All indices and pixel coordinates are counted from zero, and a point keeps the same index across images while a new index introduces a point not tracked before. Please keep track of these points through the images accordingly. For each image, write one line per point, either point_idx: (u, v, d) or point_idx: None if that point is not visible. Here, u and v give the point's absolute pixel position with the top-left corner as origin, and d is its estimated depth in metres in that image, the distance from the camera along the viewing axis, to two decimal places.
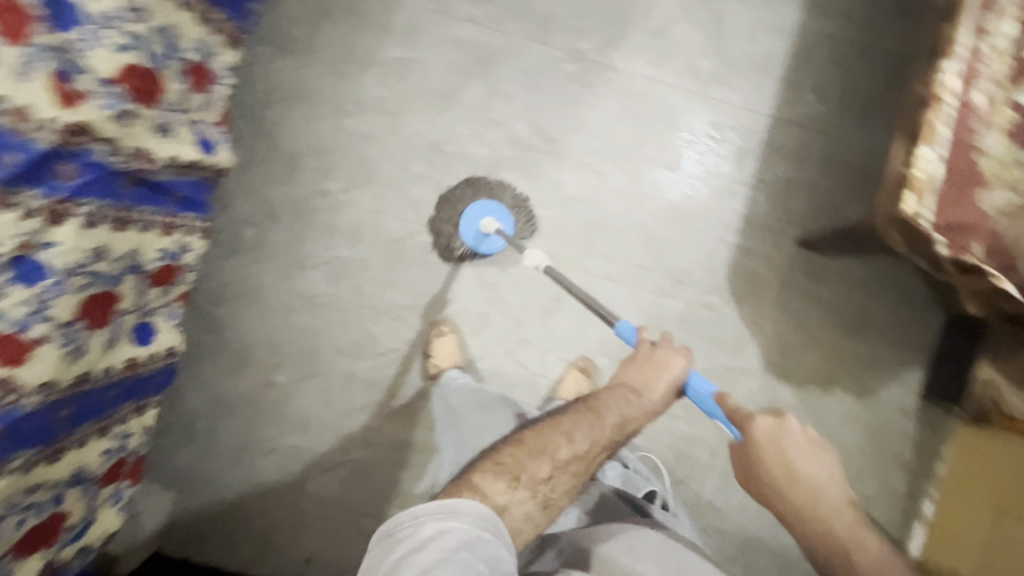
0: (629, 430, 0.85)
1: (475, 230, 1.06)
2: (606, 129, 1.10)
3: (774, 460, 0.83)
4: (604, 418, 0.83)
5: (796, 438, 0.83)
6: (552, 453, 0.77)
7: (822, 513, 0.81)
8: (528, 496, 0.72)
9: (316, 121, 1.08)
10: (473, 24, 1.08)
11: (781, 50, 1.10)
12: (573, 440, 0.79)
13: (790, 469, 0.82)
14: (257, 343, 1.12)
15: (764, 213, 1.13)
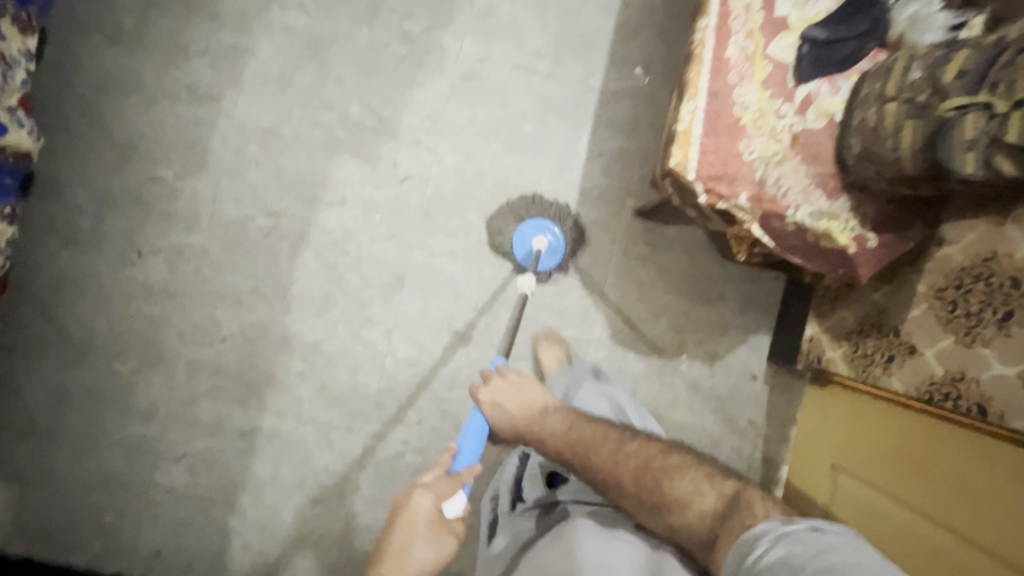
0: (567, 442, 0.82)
1: (525, 250, 1.11)
2: (438, 107, 1.12)
3: (505, 408, 0.88)
4: (542, 422, 0.86)
5: (513, 388, 0.90)
6: (609, 467, 0.77)
7: (681, 500, 0.71)
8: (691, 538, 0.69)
9: (148, 109, 1.09)
10: (301, 11, 1.10)
11: (608, 25, 1.13)
12: (625, 455, 0.77)
13: (518, 428, 0.87)
14: (98, 333, 1.12)
15: (601, 185, 1.15)
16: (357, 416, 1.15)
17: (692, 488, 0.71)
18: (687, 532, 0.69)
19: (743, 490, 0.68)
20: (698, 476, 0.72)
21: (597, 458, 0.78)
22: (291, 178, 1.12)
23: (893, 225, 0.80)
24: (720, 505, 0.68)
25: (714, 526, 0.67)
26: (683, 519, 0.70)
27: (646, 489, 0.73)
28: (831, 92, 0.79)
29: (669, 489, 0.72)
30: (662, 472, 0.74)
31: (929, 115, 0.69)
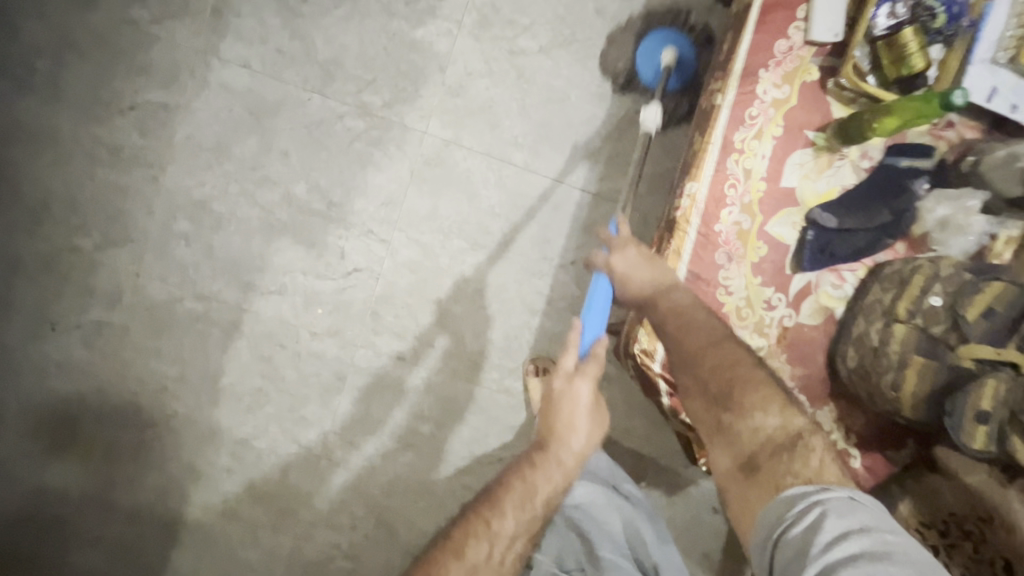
0: (667, 291, 0.65)
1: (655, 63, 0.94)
2: (395, 194, 0.99)
3: (627, 276, 0.68)
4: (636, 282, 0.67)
5: (646, 260, 0.68)
6: (695, 326, 0.62)
7: (744, 410, 0.58)
8: (751, 494, 0.55)
9: (64, 169, 0.96)
10: (244, 69, 0.96)
11: (598, 114, 0.98)
12: (755, 402, 0.59)
13: (646, 296, 0.66)
14: (5, 409, 1.02)
15: (572, 295, 1.02)
16: (286, 516, 1.07)
17: (758, 402, 0.59)
18: (727, 438, 0.59)
19: (810, 435, 0.57)
20: (777, 393, 0.60)
21: (690, 340, 0.62)
22: (225, 260, 1.00)
23: (879, 444, 0.69)
24: (779, 438, 0.57)
25: (763, 454, 0.57)
26: (734, 428, 0.58)
27: (714, 387, 0.60)
28: (835, 284, 0.67)
29: (740, 397, 0.59)
30: (739, 382, 0.60)
31: (942, 356, 0.58)
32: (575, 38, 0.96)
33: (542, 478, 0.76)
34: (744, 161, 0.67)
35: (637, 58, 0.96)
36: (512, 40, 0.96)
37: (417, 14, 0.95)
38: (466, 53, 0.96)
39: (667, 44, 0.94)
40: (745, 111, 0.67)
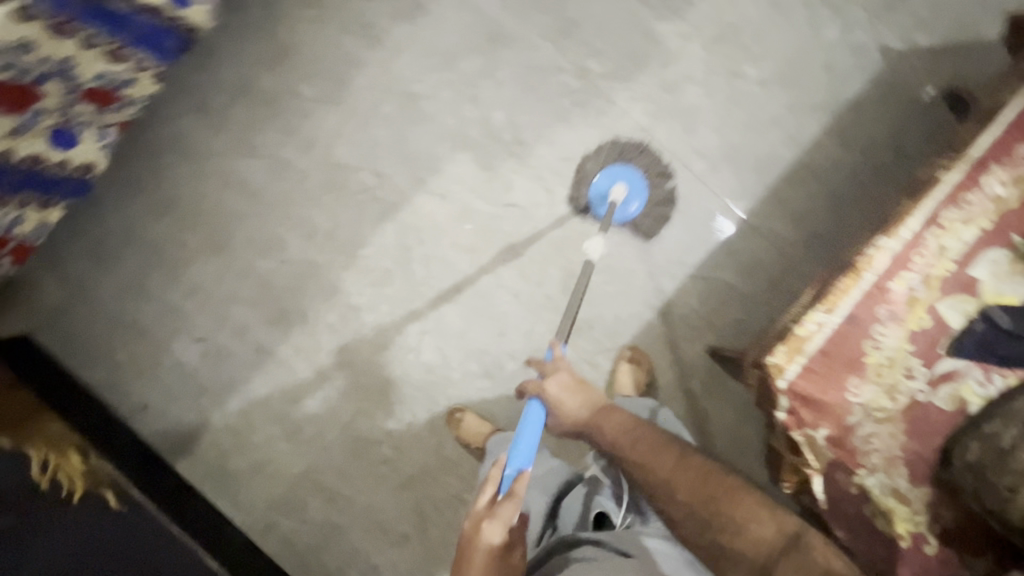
0: (603, 414, 0.81)
1: (605, 189, 1.01)
2: (577, 154, 1.07)
3: (563, 406, 0.82)
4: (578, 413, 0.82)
5: (574, 382, 0.83)
6: (659, 458, 0.72)
7: (737, 523, 0.66)
8: None
9: (319, 26, 1.11)
10: (499, 0, 1.06)
11: (784, 157, 1.03)
12: (740, 505, 0.68)
13: (585, 425, 0.81)
14: (181, 200, 1.16)
15: (690, 307, 1.08)
16: (360, 387, 1.17)
17: (749, 514, 0.67)
18: (732, 558, 0.65)
19: (806, 531, 0.65)
20: (758, 502, 0.68)
21: (659, 464, 0.72)
22: (410, 152, 1.11)
23: (958, 541, 0.70)
24: (779, 541, 0.65)
25: (771, 563, 0.64)
26: (733, 545, 0.65)
27: (695, 505, 0.68)
28: (980, 381, 0.70)
29: (723, 510, 0.67)
30: (719, 489, 0.69)
31: None
32: (797, 84, 1.02)
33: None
34: (942, 238, 0.71)
35: (589, 187, 1.03)
36: (738, 63, 1.02)
37: (665, 9, 1.03)
38: (693, 59, 1.03)
39: (619, 179, 1.01)
40: (963, 195, 0.72)
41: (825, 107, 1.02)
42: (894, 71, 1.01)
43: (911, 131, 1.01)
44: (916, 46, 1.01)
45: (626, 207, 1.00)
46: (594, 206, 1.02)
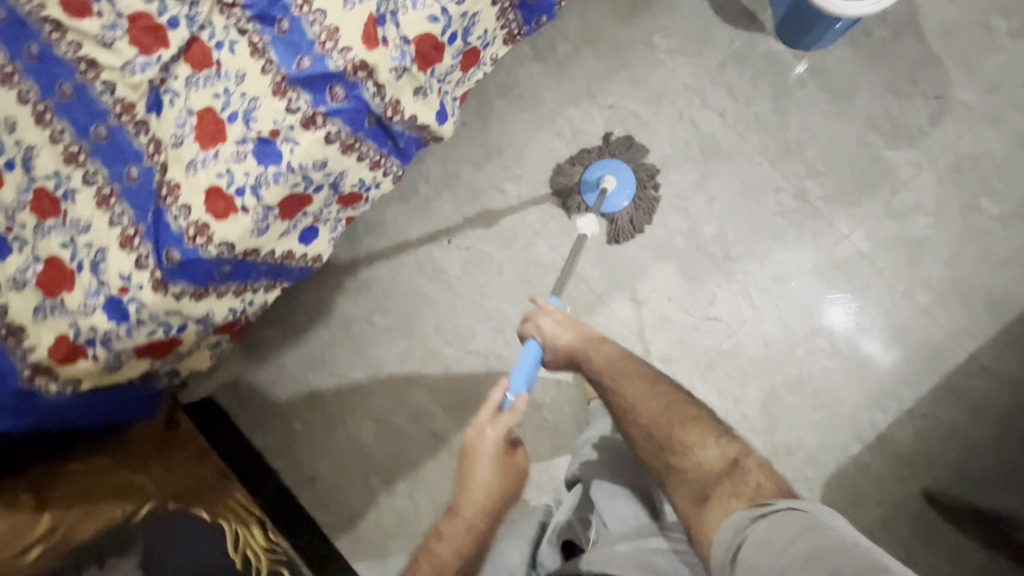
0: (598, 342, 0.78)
1: (595, 177, 1.07)
2: (788, 274, 1.04)
3: (557, 335, 0.79)
4: (566, 339, 0.79)
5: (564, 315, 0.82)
6: (638, 402, 0.71)
7: (684, 448, 0.65)
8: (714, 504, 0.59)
9: (532, 128, 1.13)
10: (718, 117, 1.06)
11: (1021, 298, 0.98)
12: (701, 442, 0.65)
13: (580, 351, 0.78)
14: (377, 282, 1.20)
15: (904, 444, 1.01)
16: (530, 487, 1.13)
17: (698, 440, 0.66)
18: (680, 476, 0.64)
19: (745, 457, 0.63)
20: (710, 429, 0.66)
21: (631, 390, 0.72)
22: (611, 258, 1.09)
23: None
24: (716, 467, 0.62)
25: (713, 485, 0.61)
26: (682, 463, 0.64)
27: (658, 431, 0.68)
28: None
29: (676, 434, 0.66)
30: (678, 417, 0.68)
31: None
32: None
33: (467, 525, 0.75)
34: None
35: (583, 170, 1.09)
36: (974, 196, 0.98)
37: (897, 137, 1.00)
38: (924, 188, 1.00)
39: (610, 171, 1.07)
40: None
41: None
42: None
43: None
44: None
45: (614, 198, 1.06)
46: (583, 192, 1.08)
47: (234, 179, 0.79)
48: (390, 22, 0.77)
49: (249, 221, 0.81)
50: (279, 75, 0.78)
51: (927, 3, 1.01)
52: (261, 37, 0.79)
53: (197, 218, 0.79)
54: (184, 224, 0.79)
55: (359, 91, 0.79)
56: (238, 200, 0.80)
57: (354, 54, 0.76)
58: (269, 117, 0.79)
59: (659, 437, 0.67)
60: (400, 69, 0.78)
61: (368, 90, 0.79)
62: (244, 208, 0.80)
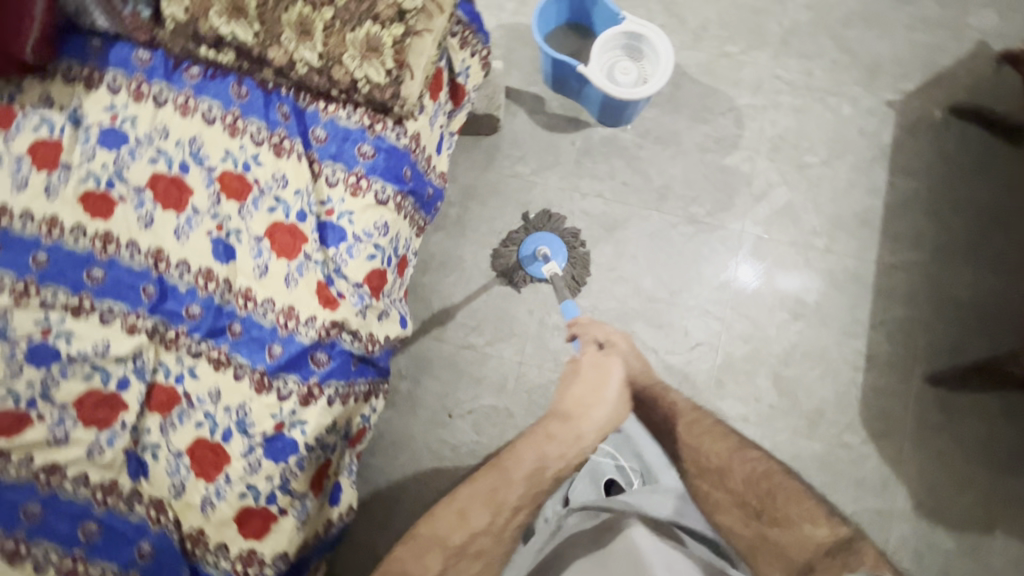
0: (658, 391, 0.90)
1: (531, 251, 1.20)
2: (725, 280, 1.21)
3: (614, 359, 0.95)
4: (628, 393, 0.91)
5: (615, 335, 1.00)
6: (718, 466, 0.72)
7: (790, 521, 0.61)
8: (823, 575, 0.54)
9: (465, 282, 1.23)
10: (599, 199, 1.25)
11: (877, 205, 1.23)
12: (800, 515, 0.62)
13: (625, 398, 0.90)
14: (405, 494, 1.15)
15: (887, 352, 1.18)
16: None
17: (807, 517, 0.61)
18: (772, 549, 0.60)
19: (858, 539, 0.56)
20: (822, 509, 0.62)
21: (707, 456, 0.74)
22: None
23: None
24: (829, 544, 0.57)
25: (815, 560, 0.57)
26: (778, 537, 0.60)
27: (748, 498, 0.66)
28: None
29: (781, 509, 0.63)
30: (772, 492, 0.65)
31: None
32: (847, 152, 1.25)
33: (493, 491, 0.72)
34: None
35: (517, 248, 1.21)
36: (799, 158, 1.25)
37: (725, 147, 1.26)
38: (766, 170, 1.25)
39: (544, 242, 1.20)
40: None
41: (879, 157, 1.25)
42: (910, 111, 1.26)
43: (946, 141, 1.25)
44: (908, 90, 1.27)
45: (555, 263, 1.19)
46: (526, 266, 1.20)
47: (257, 491, 0.77)
48: (338, 277, 0.81)
49: (291, 519, 0.78)
50: (257, 373, 0.79)
51: (680, 55, 1.30)
52: (221, 350, 0.81)
53: (239, 551, 0.76)
54: (229, 564, 0.76)
55: (339, 344, 0.81)
56: (273, 508, 0.77)
57: (322, 318, 0.79)
58: (265, 414, 0.78)
59: (749, 507, 0.65)
60: (364, 309, 0.82)
61: (346, 340, 0.82)
62: (279, 509, 0.78)
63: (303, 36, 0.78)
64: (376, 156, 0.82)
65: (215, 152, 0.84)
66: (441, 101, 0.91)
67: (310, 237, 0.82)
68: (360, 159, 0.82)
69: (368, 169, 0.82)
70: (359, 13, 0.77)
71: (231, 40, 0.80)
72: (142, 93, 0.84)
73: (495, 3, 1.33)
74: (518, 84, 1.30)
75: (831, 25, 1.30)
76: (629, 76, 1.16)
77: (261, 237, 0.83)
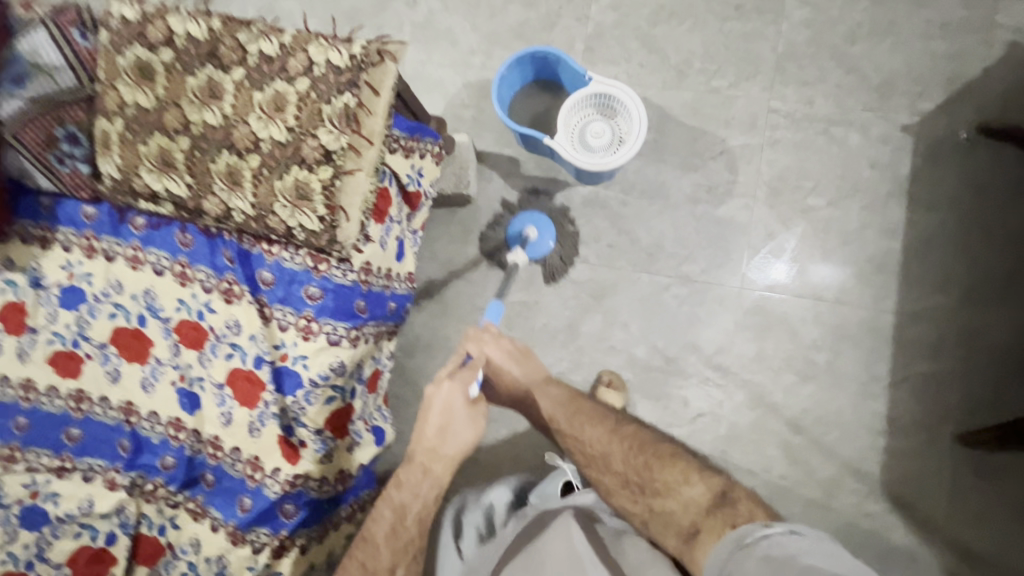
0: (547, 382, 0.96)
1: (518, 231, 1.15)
2: (725, 343, 1.13)
3: (509, 370, 0.96)
4: (519, 381, 0.95)
5: (515, 352, 0.97)
6: (608, 455, 0.79)
7: (666, 486, 0.73)
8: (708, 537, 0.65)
9: (450, 364, 1.19)
10: (584, 264, 1.18)
11: (894, 247, 1.11)
12: (687, 479, 0.73)
13: (518, 388, 0.96)
14: None
15: (911, 411, 1.07)
16: None
17: (680, 478, 0.74)
18: (664, 517, 0.71)
19: (732, 488, 0.70)
20: (687, 466, 0.75)
21: (588, 436, 0.82)
22: None
23: None
24: (705, 501, 0.70)
25: (698, 520, 0.68)
26: (664, 505, 0.72)
27: (629, 472, 0.77)
28: None
29: (654, 477, 0.75)
30: (653, 461, 0.76)
31: None
32: (858, 189, 1.12)
33: (393, 532, 0.80)
34: None
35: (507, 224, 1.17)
36: (802, 201, 1.14)
37: (718, 196, 1.16)
38: (765, 218, 1.14)
39: (531, 223, 1.15)
40: None
41: (895, 192, 1.12)
42: (929, 135, 1.11)
43: (974, 166, 1.10)
44: (927, 110, 1.12)
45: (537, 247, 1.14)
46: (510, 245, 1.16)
47: None
48: (298, 425, 0.80)
49: None
50: (230, 526, 0.80)
51: (663, 96, 1.19)
52: (196, 500, 0.82)
53: None
54: None
55: (305, 492, 0.80)
56: None
57: (286, 472, 0.79)
58: (243, 567, 0.79)
59: (636, 486, 0.75)
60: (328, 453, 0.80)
61: (312, 486, 0.80)
62: None
63: (233, 186, 0.75)
64: (323, 297, 0.79)
65: (168, 303, 0.83)
66: (391, 217, 0.86)
67: (267, 385, 0.80)
68: (308, 301, 0.79)
69: (317, 311, 0.79)
70: (285, 158, 0.73)
71: (165, 195, 0.78)
72: (93, 249, 0.84)
73: (461, 60, 1.26)
74: (490, 146, 1.23)
75: (833, 42, 1.16)
76: (603, 142, 1.06)
77: (222, 384, 0.82)
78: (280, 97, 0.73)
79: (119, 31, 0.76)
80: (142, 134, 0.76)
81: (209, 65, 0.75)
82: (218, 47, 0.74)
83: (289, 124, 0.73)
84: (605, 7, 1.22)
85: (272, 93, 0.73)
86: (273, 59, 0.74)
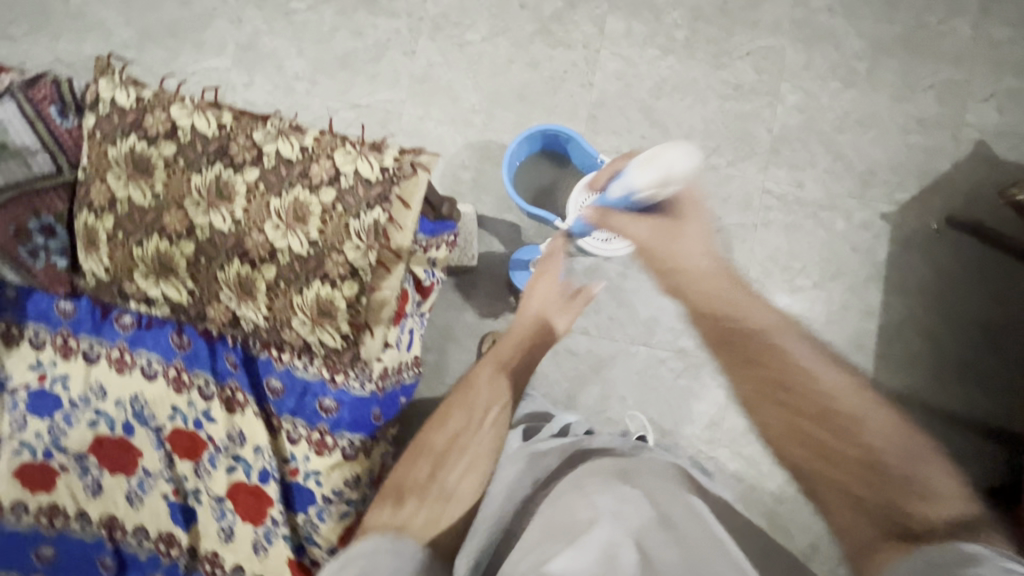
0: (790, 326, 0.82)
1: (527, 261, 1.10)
2: (717, 416, 1.17)
3: (682, 243, 0.90)
4: (802, 348, 0.77)
5: (670, 227, 0.92)
6: (861, 432, 0.70)
7: (928, 493, 0.66)
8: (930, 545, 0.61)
9: None
10: (584, 335, 1.19)
11: (870, 327, 1.19)
12: (936, 489, 0.67)
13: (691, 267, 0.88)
14: None
15: None
16: None
17: (938, 485, 0.67)
18: (920, 521, 0.64)
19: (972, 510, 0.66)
20: (938, 483, 0.67)
21: (847, 402, 0.72)
22: None
23: None
24: (959, 527, 0.63)
25: (945, 535, 0.62)
26: (919, 508, 0.65)
27: (890, 465, 0.68)
28: None
29: (915, 474, 0.68)
30: (908, 455, 0.69)
31: None
32: (841, 272, 1.19)
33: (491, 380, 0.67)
34: None
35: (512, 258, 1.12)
36: (791, 281, 1.19)
37: None
38: (756, 296, 1.19)
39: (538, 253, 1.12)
40: None
41: (873, 276, 1.19)
42: (904, 224, 1.20)
43: (941, 255, 1.19)
44: (903, 200, 1.20)
45: None
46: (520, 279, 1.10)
47: None
48: (310, 544, 0.76)
49: None
50: None
51: None
52: None
53: None
54: None
55: None
56: None
57: None
58: None
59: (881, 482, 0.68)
60: None
61: None
62: None
63: (244, 295, 0.69)
64: (339, 410, 0.75)
65: (161, 409, 0.76)
66: (407, 317, 0.82)
67: (275, 500, 0.76)
68: (322, 414, 0.75)
69: (333, 425, 0.75)
70: (304, 272, 0.68)
71: (162, 299, 0.71)
72: (70, 349, 0.75)
73: (461, 117, 1.22)
74: (491, 209, 1.20)
75: (822, 128, 1.22)
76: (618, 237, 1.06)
77: (222, 496, 0.76)
78: (301, 206, 0.67)
79: (110, 117, 0.68)
80: (138, 234, 0.69)
81: (219, 163, 0.68)
82: (229, 145, 0.68)
83: (311, 236, 0.67)
84: (608, 76, 1.23)
85: (291, 200, 0.68)
86: (292, 162, 0.68)
